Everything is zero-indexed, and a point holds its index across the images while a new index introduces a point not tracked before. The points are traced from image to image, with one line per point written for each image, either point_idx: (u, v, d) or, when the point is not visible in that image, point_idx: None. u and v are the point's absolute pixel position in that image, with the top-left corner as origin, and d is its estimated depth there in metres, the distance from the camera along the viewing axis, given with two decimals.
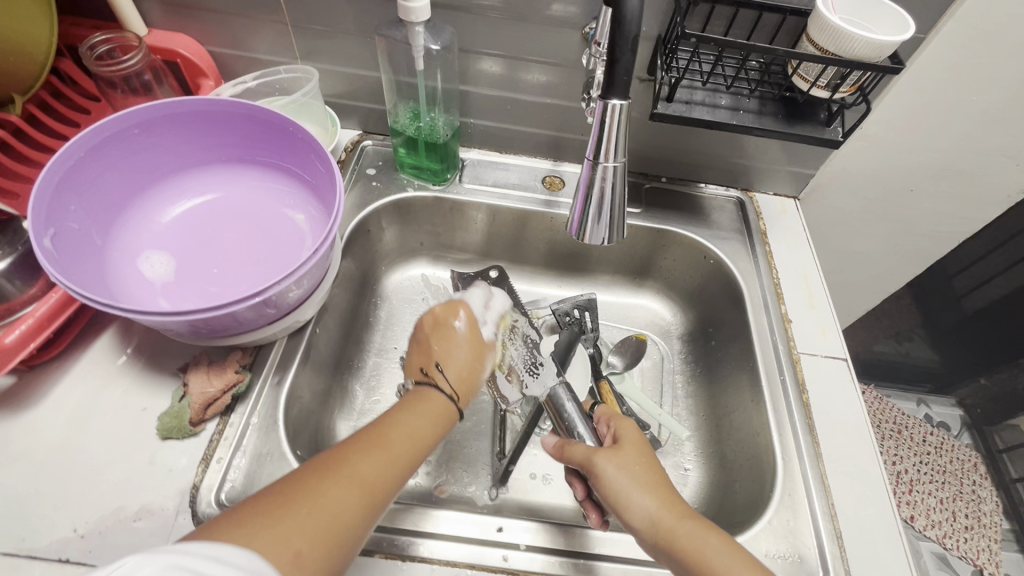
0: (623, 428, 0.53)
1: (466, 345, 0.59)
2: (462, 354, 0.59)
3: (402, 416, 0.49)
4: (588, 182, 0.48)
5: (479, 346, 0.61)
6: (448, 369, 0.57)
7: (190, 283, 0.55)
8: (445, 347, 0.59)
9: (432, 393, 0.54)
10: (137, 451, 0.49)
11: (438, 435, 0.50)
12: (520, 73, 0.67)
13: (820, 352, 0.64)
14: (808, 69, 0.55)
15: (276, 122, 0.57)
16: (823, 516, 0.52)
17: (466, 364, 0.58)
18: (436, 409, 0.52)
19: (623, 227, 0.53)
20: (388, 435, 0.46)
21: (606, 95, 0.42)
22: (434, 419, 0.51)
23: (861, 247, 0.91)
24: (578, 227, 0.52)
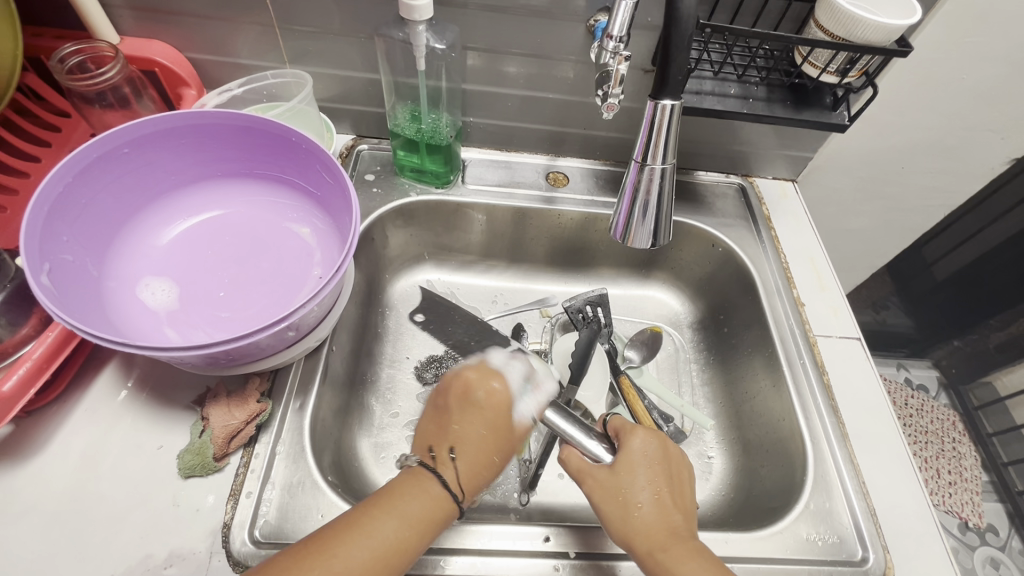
0: (628, 444, 0.50)
1: (488, 427, 0.50)
2: (472, 445, 0.49)
3: (378, 523, 0.42)
4: (634, 184, 0.48)
5: (504, 436, 0.50)
6: (461, 453, 0.49)
7: (197, 310, 0.51)
8: (467, 421, 0.50)
9: (427, 483, 0.46)
10: (158, 493, 0.46)
11: (421, 545, 0.43)
12: (523, 69, 0.65)
13: (834, 334, 0.65)
14: (817, 55, 0.55)
15: (277, 133, 0.54)
16: (856, 495, 0.53)
17: (482, 453, 0.49)
18: (427, 505, 0.45)
19: (668, 232, 0.52)
20: (352, 554, 0.40)
21: (658, 96, 0.43)
22: (427, 522, 0.44)
23: (852, 225, 0.93)
24: (623, 230, 0.52)
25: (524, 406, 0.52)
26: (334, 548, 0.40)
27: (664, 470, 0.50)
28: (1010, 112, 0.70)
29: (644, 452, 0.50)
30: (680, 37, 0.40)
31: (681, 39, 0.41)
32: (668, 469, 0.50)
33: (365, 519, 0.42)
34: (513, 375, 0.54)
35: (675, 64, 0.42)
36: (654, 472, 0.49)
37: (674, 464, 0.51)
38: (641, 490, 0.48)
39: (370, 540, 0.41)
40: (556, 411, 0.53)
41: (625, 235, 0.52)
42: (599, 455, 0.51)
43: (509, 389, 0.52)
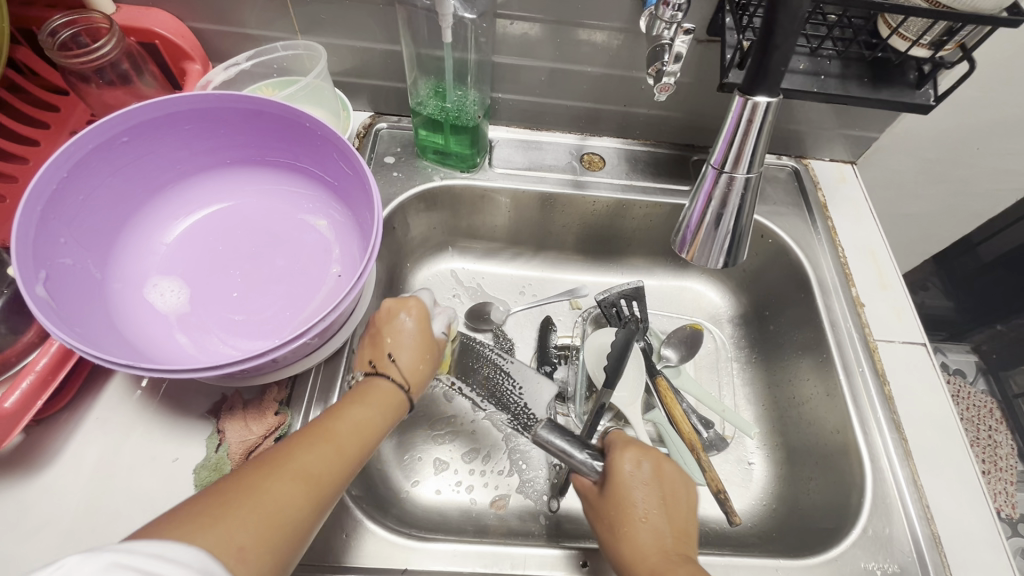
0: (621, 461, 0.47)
1: (418, 334, 0.50)
2: (412, 340, 0.49)
3: (346, 410, 0.42)
4: (710, 195, 0.42)
5: (431, 342, 0.51)
6: (398, 355, 0.48)
7: (209, 312, 0.48)
8: (396, 331, 0.49)
9: (379, 383, 0.46)
10: (175, 509, 0.44)
11: (389, 426, 0.44)
12: (556, 37, 0.58)
13: (897, 338, 0.59)
14: (909, 25, 0.48)
15: (289, 117, 0.48)
16: (919, 519, 0.49)
17: (418, 350, 0.49)
18: (385, 401, 0.45)
19: (739, 252, 0.45)
20: (332, 427, 0.40)
21: (751, 90, 0.36)
22: (391, 403, 0.45)
23: (909, 209, 0.85)
24: (685, 244, 0.46)
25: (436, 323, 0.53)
26: (317, 426, 0.40)
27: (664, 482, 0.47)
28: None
29: (639, 467, 0.46)
30: (790, 21, 0.32)
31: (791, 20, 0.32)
32: (664, 486, 0.46)
33: (332, 411, 0.42)
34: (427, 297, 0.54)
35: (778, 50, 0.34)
36: (648, 488, 0.46)
37: (671, 481, 0.47)
38: (635, 511, 0.45)
39: (348, 418, 0.41)
40: (550, 429, 0.50)
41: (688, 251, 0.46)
42: (590, 469, 0.48)
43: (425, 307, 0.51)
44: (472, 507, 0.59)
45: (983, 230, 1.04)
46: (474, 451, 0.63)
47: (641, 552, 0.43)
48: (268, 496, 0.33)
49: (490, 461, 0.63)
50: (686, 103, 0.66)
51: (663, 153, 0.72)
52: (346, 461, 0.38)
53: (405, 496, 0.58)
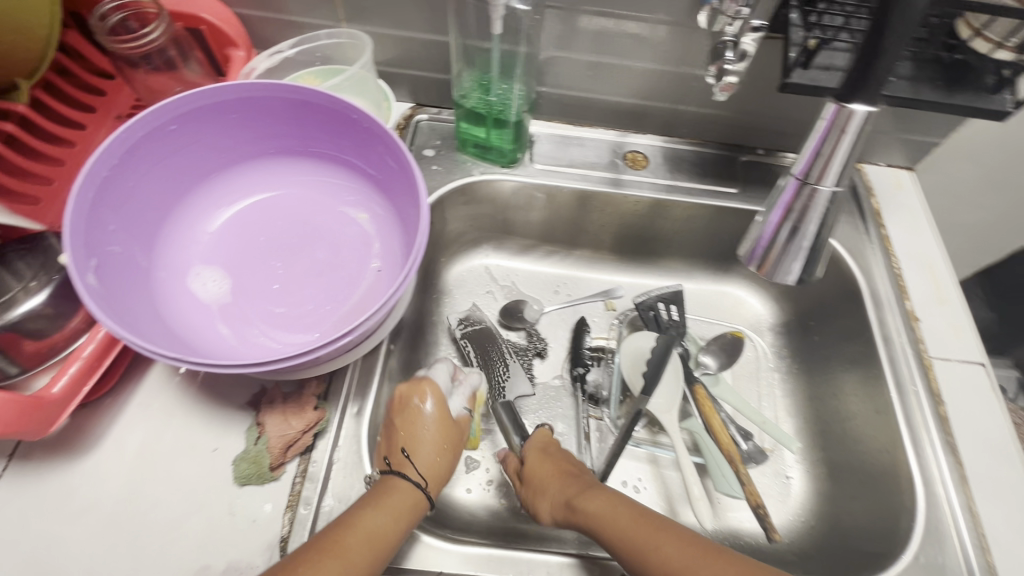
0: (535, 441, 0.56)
1: (433, 428, 0.48)
2: (434, 434, 0.48)
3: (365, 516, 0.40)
4: (789, 205, 0.39)
5: (450, 434, 0.50)
6: (415, 451, 0.47)
7: (251, 304, 0.47)
8: (415, 427, 0.48)
9: (399, 484, 0.44)
10: (214, 499, 0.44)
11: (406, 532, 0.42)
12: (608, 30, 0.56)
13: (954, 356, 0.56)
14: (997, 27, 0.46)
15: (335, 109, 0.47)
16: (973, 548, 0.47)
17: (436, 446, 0.48)
18: (404, 504, 0.43)
19: (817, 267, 0.42)
20: (343, 542, 0.39)
21: (847, 99, 0.34)
22: (411, 504, 0.43)
23: (965, 218, 0.81)
24: (757, 255, 0.43)
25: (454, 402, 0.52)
26: (329, 541, 0.39)
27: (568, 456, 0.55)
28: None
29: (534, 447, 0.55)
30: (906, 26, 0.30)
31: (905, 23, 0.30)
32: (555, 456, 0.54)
33: (350, 518, 0.41)
34: (441, 376, 0.52)
35: (884, 53, 0.31)
36: (542, 456, 0.54)
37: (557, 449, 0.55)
38: (541, 475, 0.52)
39: (360, 530, 0.40)
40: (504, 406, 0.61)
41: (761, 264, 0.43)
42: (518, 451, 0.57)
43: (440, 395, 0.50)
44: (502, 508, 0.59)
45: None
46: None
47: (553, 498, 0.50)
48: None
49: None
50: (736, 102, 0.63)
51: (709, 153, 0.69)
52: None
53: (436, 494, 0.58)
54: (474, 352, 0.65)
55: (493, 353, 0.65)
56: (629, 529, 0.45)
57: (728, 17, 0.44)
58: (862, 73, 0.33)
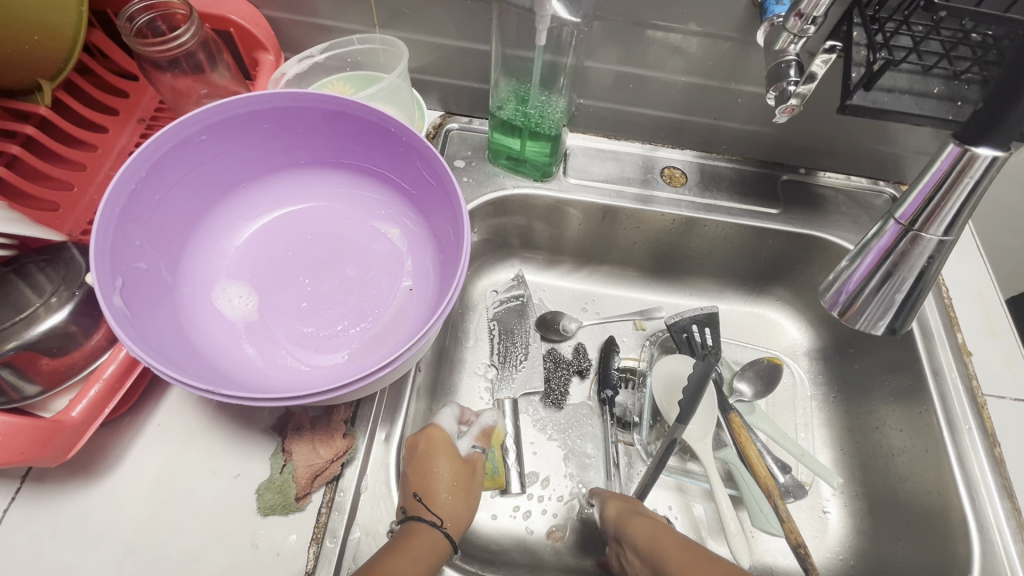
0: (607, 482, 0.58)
1: (448, 470, 0.46)
2: (452, 478, 0.47)
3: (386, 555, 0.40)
4: (886, 252, 0.32)
5: (465, 475, 0.48)
6: (429, 494, 0.45)
7: (278, 323, 0.45)
8: (429, 467, 0.46)
9: (421, 530, 0.42)
10: (236, 530, 0.42)
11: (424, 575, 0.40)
12: (655, 44, 0.54)
13: (1009, 395, 0.54)
14: None
15: (373, 121, 0.45)
16: None
17: (451, 486, 0.46)
18: (427, 549, 0.41)
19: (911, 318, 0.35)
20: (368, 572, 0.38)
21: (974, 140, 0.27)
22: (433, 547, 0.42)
23: (1006, 244, 0.79)
24: (845, 301, 0.35)
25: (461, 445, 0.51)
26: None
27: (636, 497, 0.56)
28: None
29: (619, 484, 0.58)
30: None
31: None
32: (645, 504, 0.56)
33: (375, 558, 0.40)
34: (448, 421, 0.51)
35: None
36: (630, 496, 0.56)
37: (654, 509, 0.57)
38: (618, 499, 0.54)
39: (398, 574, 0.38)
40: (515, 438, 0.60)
41: (846, 311, 0.35)
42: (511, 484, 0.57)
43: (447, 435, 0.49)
44: (529, 537, 0.56)
45: None
46: (532, 477, 0.60)
47: (615, 512, 0.52)
48: None
49: (550, 485, 0.60)
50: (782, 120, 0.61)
51: (749, 171, 0.67)
52: None
53: None
54: (497, 336, 0.67)
55: (517, 346, 0.66)
56: (678, 557, 0.46)
57: (792, 35, 0.42)
58: (994, 106, 0.26)
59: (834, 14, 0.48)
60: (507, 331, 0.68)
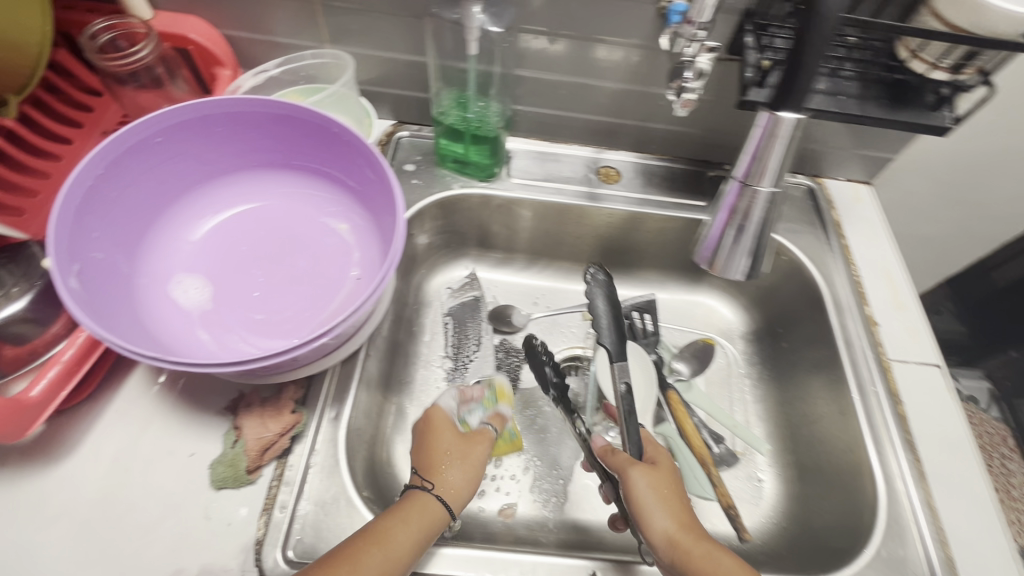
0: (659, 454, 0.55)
1: (452, 441, 0.52)
2: (453, 449, 0.52)
3: (394, 530, 0.43)
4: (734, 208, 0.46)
5: (468, 449, 0.52)
6: (429, 469, 0.50)
7: (231, 311, 0.49)
8: (433, 442, 0.52)
9: (420, 493, 0.47)
10: (189, 504, 0.44)
11: (422, 543, 0.44)
12: (579, 52, 0.59)
13: (913, 359, 0.59)
14: (925, 49, 0.48)
15: (317, 123, 0.49)
16: (932, 541, 0.49)
17: (446, 463, 0.51)
18: (426, 511, 0.46)
19: (756, 267, 0.50)
20: (376, 549, 0.41)
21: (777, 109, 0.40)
22: (433, 508, 0.46)
23: (925, 231, 0.85)
24: (710, 255, 0.50)
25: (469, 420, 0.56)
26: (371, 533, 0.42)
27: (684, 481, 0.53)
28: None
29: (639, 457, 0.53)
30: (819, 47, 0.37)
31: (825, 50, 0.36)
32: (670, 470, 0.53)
33: (378, 527, 0.43)
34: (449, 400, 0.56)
35: (806, 73, 0.38)
36: (661, 472, 0.52)
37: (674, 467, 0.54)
38: (656, 495, 0.50)
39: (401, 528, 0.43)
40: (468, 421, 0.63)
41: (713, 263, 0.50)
42: None
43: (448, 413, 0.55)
44: (481, 515, 0.60)
45: None
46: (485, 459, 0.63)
47: (672, 527, 0.48)
48: None
49: (502, 465, 0.63)
50: (702, 121, 0.67)
51: (679, 168, 0.72)
52: None
53: None
54: (452, 329, 0.71)
55: (469, 338, 0.70)
56: None
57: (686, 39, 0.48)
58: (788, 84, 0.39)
59: (731, 22, 0.54)
60: (460, 324, 0.72)
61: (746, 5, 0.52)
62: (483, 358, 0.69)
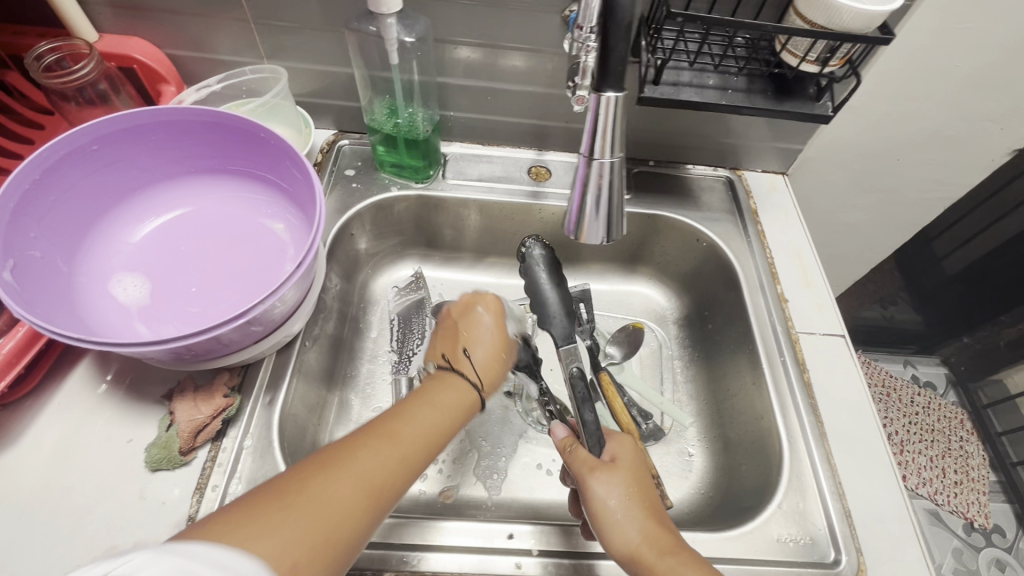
0: (620, 451, 0.53)
1: (493, 333, 0.58)
2: (489, 339, 0.57)
3: (415, 412, 0.46)
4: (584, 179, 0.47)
5: (504, 341, 0.58)
6: (473, 360, 0.55)
7: (167, 305, 0.52)
8: (473, 332, 0.57)
9: (451, 379, 0.52)
10: (125, 486, 0.47)
11: (455, 428, 0.48)
12: (498, 60, 0.64)
13: (819, 331, 0.64)
14: (796, 44, 0.54)
15: (245, 128, 0.53)
16: (831, 495, 0.52)
17: (490, 358, 0.56)
18: (460, 391, 0.51)
19: (622, 227, 0.52)
20: (397, 428, 0.43)
21: (601, 88, 0.42)
22: (467, 390, 0.52)
23: (849, 219, 0.89)
24: (575, 225, 0.52)
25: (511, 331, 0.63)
26: (383, 424, 0.43)
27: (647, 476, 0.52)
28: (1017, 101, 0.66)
29: (603, 464, 0.51)
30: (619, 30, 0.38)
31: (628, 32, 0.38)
32: (635, 475, 0.51)
33: (399, 412, 0.46)
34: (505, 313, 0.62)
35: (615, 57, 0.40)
36: (626, 480, 0.50)
37: (643, 472, 0.52)
38: (618, 506, 0.48)
39: (415, 420, 0.45)
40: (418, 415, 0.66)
41: (579, 231, 0.52)
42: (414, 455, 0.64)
43: (500, 309, 0.60)
44: (421, 495, 0.63)
45: (948, 243, 1.22)
46: None
47: (637, 541, 0.46)
48: (318, 502, 0.35)
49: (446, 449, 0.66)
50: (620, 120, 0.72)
51: None
52: (401, 463, 0.41)
53: None
54: (397, 324, 0.75)
55: (413, 331, 0.74)
56: None
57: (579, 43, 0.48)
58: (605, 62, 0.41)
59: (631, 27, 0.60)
60: (405, 320, 0.75)
61: (642, 11, 0.58)
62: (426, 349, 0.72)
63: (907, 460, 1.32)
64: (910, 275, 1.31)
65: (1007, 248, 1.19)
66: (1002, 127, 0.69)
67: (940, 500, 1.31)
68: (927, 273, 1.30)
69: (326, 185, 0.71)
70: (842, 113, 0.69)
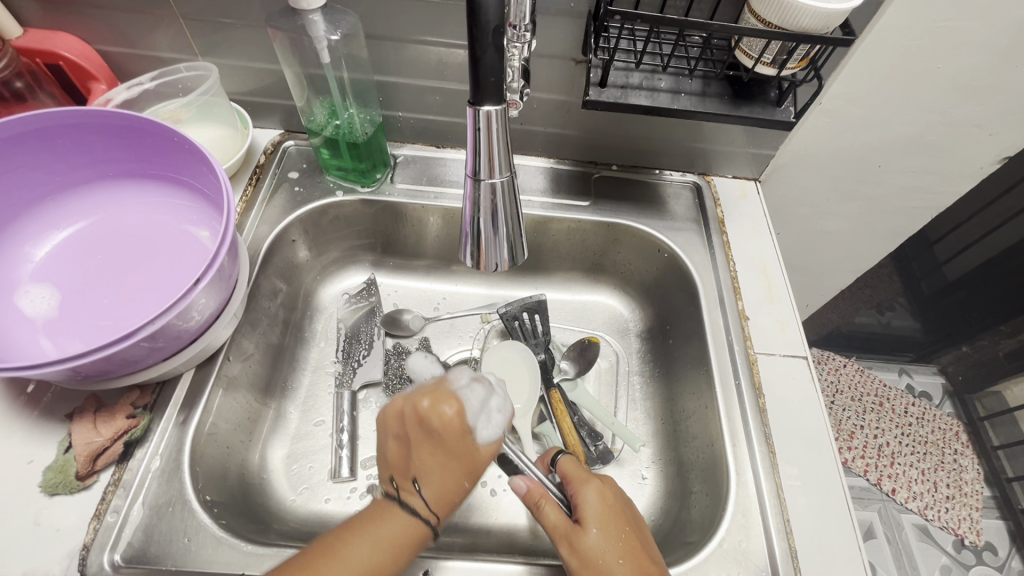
0: (586, 496, 0.47)
1: (447, 456, 0.46)
2: (444, 459, 0.46)
3: (352, 546, 0.41)
4: (472, 202, 0.40)
5: (472, 462, 0.47)
6: (426, 484, 0.45)
7: (74, 317, 0.49)
8: (424, 453, 0.46)
9: (402, 516, 0.44)
10: (19, 511, 0.45)
11: (392, 567, 0.41)
12: (444, 57, 0.61)
13: (777, 352, 0.60)
14: (752, 43, 0.50)
15: (159, 130, 0.51)
16: (777, 534, 0.49)
17: (446, 480, 0.46)
18: (404, 540, 0.43)
19: (523, 245, 0.44)
20: (324, 571, 0.38)
21: (478, 102, 0.34)
22: (363, 573, 0.40)
23: (831, 227, 0.83)
24: (471, 248, 0.43)
25: (484, 429, 0.47)
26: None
27: (628, 522, 0.46)
28: (1007, 105, 0.59)
29: (572, 529, 0.45)
30: (484, 34, 0.31)
31: (505, 44, 0.32)
32: (619, 522, 0.45)
33: (337, 544, 0.41)
34: (473, 398, 0.47)
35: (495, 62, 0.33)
36: (606, 534, 0.44)
37: (625, 514, 0.46)
38: (604, 566, 0.43)
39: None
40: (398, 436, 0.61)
41: (477, 256, 0.44)
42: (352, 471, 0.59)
43: (464, 413, 0.46)
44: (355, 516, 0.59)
45: (949, 249, 1.19)
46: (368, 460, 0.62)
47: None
48: None
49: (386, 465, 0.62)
50: (579, 122, 0.68)
51: (564, 171, 0.73)
52: None
53: (284, 505, 0.58)
54: (345, 332, 0.71)
55: (363, 335, 0.70)
56: None
57: (516, 45, 0.38)
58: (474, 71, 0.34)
59: (578, 25, 0.56)
60: (353, 330, 0.71)
61: (588, 8, 0.54)
62: (373, 350, 0.69)
63: (897, 472, 1.24)
64: (908, 280, 1.26)
65: (1007, 257, 1.14)
66: (992, 133, 0.63)
67: (932, 515, 1.21)
68: (927, 277, 1.25)
69: (267, 188, 0.68)
70: (811, 114, 0.64)
